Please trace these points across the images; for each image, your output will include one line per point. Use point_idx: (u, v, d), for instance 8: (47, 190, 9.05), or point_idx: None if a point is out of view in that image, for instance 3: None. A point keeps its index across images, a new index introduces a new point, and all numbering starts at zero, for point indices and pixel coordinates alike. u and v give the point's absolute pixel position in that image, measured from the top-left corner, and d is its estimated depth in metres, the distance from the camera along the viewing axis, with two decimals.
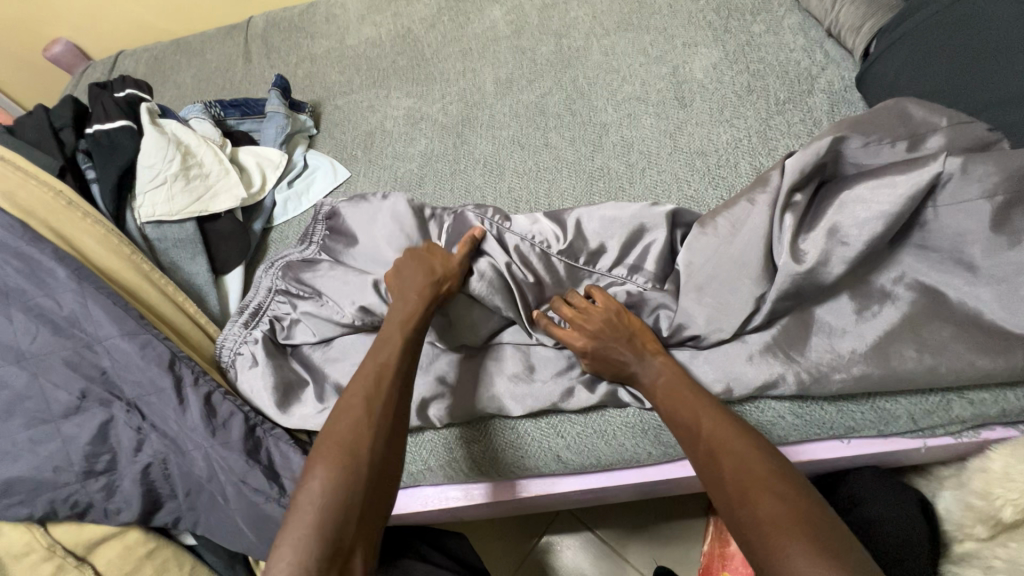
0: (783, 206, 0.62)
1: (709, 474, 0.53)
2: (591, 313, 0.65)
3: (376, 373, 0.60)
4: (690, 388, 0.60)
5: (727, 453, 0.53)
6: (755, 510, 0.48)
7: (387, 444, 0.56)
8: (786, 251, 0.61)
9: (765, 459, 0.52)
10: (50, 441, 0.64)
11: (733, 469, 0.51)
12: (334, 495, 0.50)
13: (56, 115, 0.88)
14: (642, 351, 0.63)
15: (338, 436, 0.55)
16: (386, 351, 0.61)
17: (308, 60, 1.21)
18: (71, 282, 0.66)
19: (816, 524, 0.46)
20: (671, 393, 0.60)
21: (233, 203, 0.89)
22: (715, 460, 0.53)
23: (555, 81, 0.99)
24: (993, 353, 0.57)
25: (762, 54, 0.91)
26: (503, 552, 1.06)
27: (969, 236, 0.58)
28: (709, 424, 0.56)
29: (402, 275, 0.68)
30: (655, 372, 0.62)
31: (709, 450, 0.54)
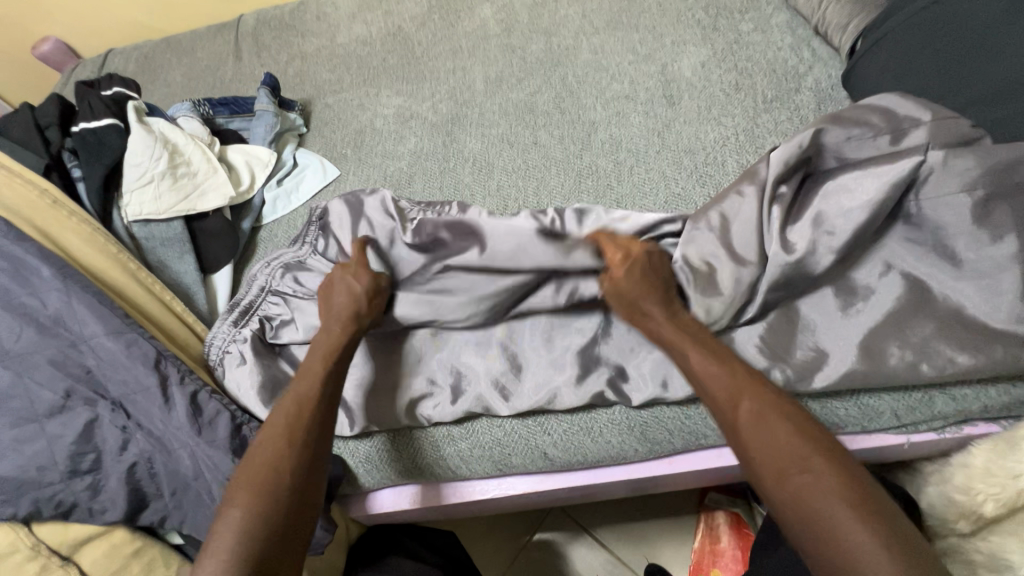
0: (770, 198, 0.63)
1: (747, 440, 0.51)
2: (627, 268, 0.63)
3: (297, 402, 0.60)
4: (718, 348, 0.58)
5: (768, 419, 0.51)
6: (800, 485, 0.47)
7: (308, 473, 0.57)
8: (775, 241, 0.62)
9: (809, 431, 0.50)
10: (35, 441, 0.64)
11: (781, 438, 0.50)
12: (252, 527, 0.52)
13: (41, 114, 0.87)
14: (673, 308, 0.61)
15: (260, 467, 0.56)
16: (307, 381, 0.62)
17: (299, 59, 1.21)
18: (55, 281, 0.66)
19: (866, 492, 0.46)
20: (701, 347, 0.58)
21: (221, 202, 0.89)
22: (759, 426, 0.51)
23: (544, 79, 0.99)
24: (973, 347, 0.57)
25: (750, 52, 0.91)
26: (494, 551, 1.06)
27: (953, 230, 0.59)
28: (749, 390, 0.53)
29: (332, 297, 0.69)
30: (683, 327, 0.60)
31: (750, 415, 0.52)
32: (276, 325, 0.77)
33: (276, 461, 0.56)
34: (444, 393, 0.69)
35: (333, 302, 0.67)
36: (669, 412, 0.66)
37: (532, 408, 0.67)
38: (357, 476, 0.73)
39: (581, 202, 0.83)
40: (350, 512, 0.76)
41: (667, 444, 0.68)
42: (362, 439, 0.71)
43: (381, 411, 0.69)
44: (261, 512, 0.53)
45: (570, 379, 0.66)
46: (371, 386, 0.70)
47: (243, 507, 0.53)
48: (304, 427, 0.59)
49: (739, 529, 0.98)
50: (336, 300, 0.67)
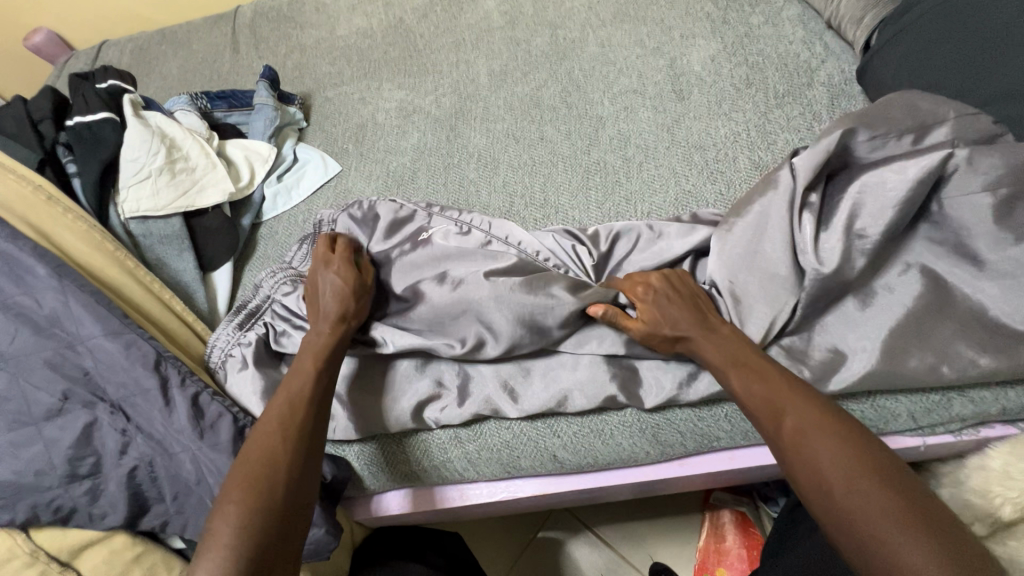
0: (799, 206, 0.63)
1: (794, 462, 0.49)
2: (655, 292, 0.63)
3: (291, 400, 0.59)
4: (761, 364, 0.56)
5: (817, 438, 0.49)
6: (852, 512, 0.45)
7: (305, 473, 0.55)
8: (810, 251, 0.60)
9: (862, 448, 0.48)
10: (32, 445, 0.62)
11: (831, 460, 0.47)
12: (250, 529, 0.50)
13: (34, 107, 0.85)
14: (709, 323, 0.60)
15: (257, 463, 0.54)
16: (299, 381, 0.60)
17: (298, 51, 1.18)
18: (51, 280, 0.64)
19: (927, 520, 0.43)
20: (741, 365, 0.56)
21: (220, 198, 0.87)
22: (806, 446, 0.49)
23: (550, 73, 0.97)
24: (994, 349, 0.56)
25: (761, 46, 0.89)
26: (497, 549, 1.05)
27: (974, 229, 0.58)
28: (795, 407, 0.51)
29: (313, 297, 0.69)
30: (721, 342, 0.58)
31: (797, 434, 0.50)
32: (278, 327, 0.75)
33: (271, 458, 0.54)
34: (451, 396, 0.68)
35: (323, 304, 0.67)
36: (681, 414, 0.65)
37: (543, 410, 0.66)
38: (362, 479, 0.71)
39: (589, 200, 0.82)
40: (354, 516, 0.75)
41: (679, 447, 0.67)
42: (367, 442, 0.70)
43: (387, 413, 0.68)
44: (259, 508, 0.51)
45: (582, 379, 0.65)
46: (377, 389, 0.69)
47: (238, 506, 0.51)
48: (301, 427, 0.57)
49: (745, 528, 0.97)
50: (325, 301, 0.67)
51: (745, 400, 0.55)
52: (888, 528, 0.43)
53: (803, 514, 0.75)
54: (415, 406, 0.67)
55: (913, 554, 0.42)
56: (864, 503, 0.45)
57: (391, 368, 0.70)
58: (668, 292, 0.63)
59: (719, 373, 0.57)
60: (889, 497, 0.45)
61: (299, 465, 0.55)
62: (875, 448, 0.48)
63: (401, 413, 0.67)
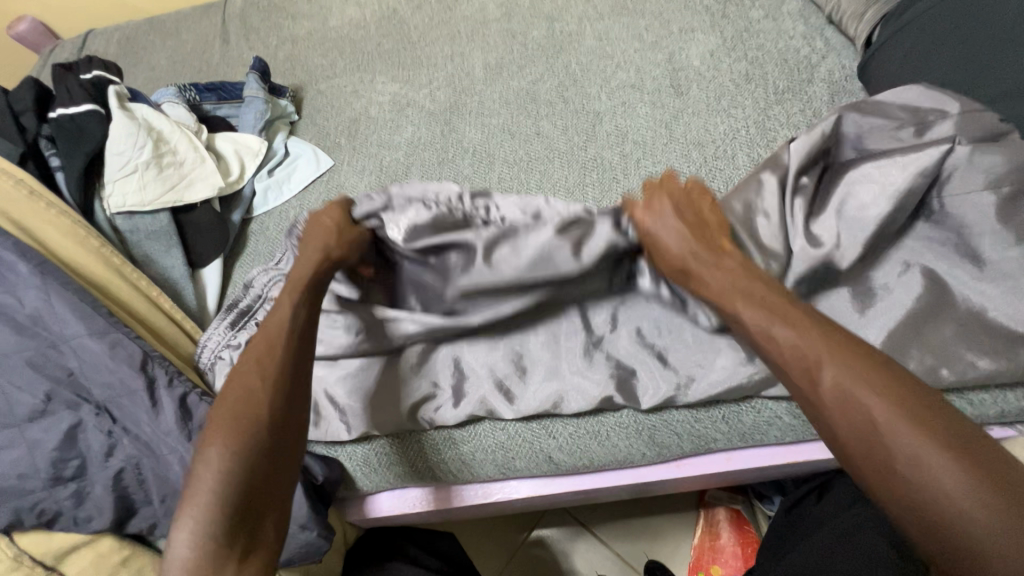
0: (802, 201, 0.62)
1: (836, 419, 0.44)
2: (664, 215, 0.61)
3: (260, 353, 0.55)
4: (784, 304, 0.50)
5: (860, 389, 0.43)
6: (909, 467, 0.40)
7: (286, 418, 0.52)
8: (803, 238, 0.60)
9: (907, 394, 0.42)
10: (15, 447, 0.61)
11: (880, 410, 0.42)
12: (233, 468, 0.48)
13: (15, 98, 0.82)
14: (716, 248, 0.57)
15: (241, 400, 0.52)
16: (275, 318, 0.58)
17: (289, 42, 1.16)
18: (33, 277, 0.62)
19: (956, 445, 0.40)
20: (747, 295, 0.52)
21: (210, 192, 0.85)
22: (850, 399, 0.43)
23: (546, 66, 0.96)
24: (993, 350, 0.56)
25: (761, 41, 0.88)
26: (491, 547, 1.04)
27: (977, 228, 0.58)
28: (829, 352, 0.46)
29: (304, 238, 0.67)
30: (722, 269, 0.55)
31: (837, 386, 0.44)
32: None
33: (253, 406, 0.52)
34: (446, 396, 0.67)
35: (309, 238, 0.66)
36: (679, 416, 0.65)
37: (539, 411, 0.65)
38: (356, 480, 0.70)
39: (585, 197, 0.81)
40: (348, 517, 0.74)
41: (675, 448, 0.66)
42: (360, 442, 0.69)
43: (380, 414, 0.66)
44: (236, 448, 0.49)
45: (581, 378, 0.64)
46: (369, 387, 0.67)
47: (217, 453, 0.48)
48: (262, 393, 0.52)
49: (739, 526, 0.97)
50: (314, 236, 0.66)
51: (769, 347, 0.49)
52: (953, 483, 0.38)
53: (799, 515, 0.75)
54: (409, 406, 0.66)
55: (982, 508, 0.37)
56: (924, 457, 0.40)
57: (384, 364, 0.68)
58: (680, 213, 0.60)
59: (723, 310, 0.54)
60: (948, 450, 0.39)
61: (279, 413, 0.52)
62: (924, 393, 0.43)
63: (393, 414, 0.66)
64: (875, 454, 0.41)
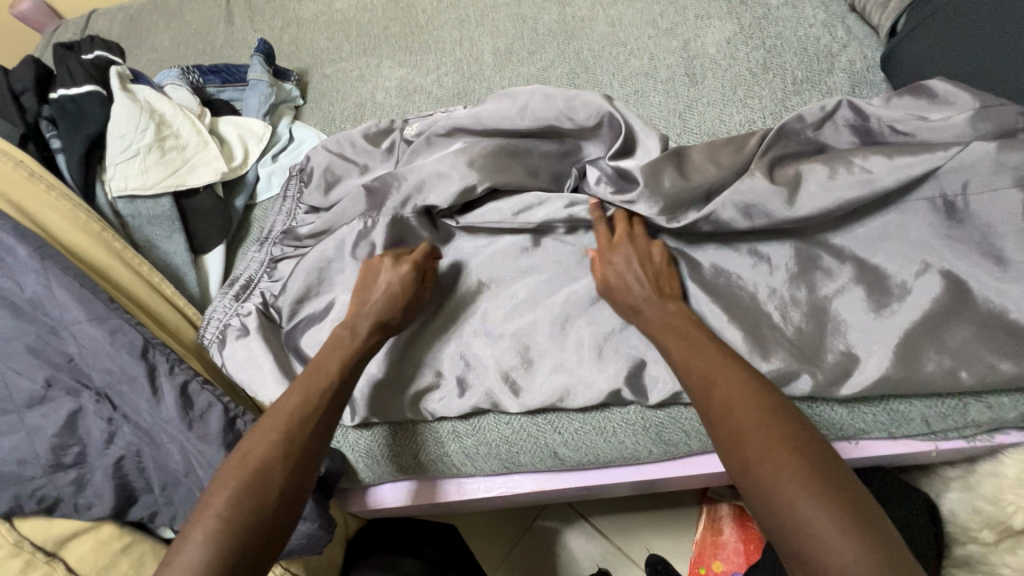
0: (824, 192, 0.60)
1: (721, 433, 0.49)
2: (618, 257, 0.63)
3: (285, 422, 0.55)
4: (701, 338, 0.56)
5: (743, 406, 0.49)
6: (770, 478, 0.44)
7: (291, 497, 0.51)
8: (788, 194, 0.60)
9: (785, 420, 0.48)
10: (15, 432, 0.61)
11: (753, 426, 0.47)
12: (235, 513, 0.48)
13: (16, 78, 0.80)
14: (662, 292, 0.61)
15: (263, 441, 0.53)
16: (316, 386, 0.58)
17: (295, 25, 1.13)
18: (32, 261, 0.61)
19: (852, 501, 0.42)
20: (677, 334, 0.57)
21: (212, 177, 0.83)
22: (729, 416, 0.49)
23: (557, 53, 0.93)
24: (1015, 352, 0.54)
25: (780, 29, 0.85)
26: (492, 537, 1.04)
27: (1001, 227, 0.56)
28: (724, 377, 0.51)
29: (363, 286, 0.66)
30: (667, 310, 0.59)
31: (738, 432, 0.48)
32: (275, 296, 0.74)
33: (267, 475, 0.51)
34: (450, 385, 0.66)
35: (371, 295, 0.64)
36: (688, 412, 0.63)
37: (544, 404, 0.64)
38: (357, 472, 0.70)
39: None
40: (348, 508, 0.73)
41: (682, 446, 0.65)
42: (363, 430, 0.69)
43: (381, 400, 0.66)
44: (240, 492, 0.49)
45: (587, 368, 0.63)
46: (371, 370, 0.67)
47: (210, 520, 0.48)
48: (285, 454, 0.52)
49: (742, 522, 0.97)
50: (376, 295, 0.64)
51: (682, 368, 0.55)
52: (801, 493, 0.42)
53: None
54: (411, 381, 0.66)
55: (824, 513, 0.41)
56: (785, 473, 0.44)
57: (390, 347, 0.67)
58: (636, 253, 0.63)
59: (655, 339, 0.58)
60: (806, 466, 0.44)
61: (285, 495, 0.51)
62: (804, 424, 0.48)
63: (393, 399, 0.65)
64: (743, 463, 0.46)
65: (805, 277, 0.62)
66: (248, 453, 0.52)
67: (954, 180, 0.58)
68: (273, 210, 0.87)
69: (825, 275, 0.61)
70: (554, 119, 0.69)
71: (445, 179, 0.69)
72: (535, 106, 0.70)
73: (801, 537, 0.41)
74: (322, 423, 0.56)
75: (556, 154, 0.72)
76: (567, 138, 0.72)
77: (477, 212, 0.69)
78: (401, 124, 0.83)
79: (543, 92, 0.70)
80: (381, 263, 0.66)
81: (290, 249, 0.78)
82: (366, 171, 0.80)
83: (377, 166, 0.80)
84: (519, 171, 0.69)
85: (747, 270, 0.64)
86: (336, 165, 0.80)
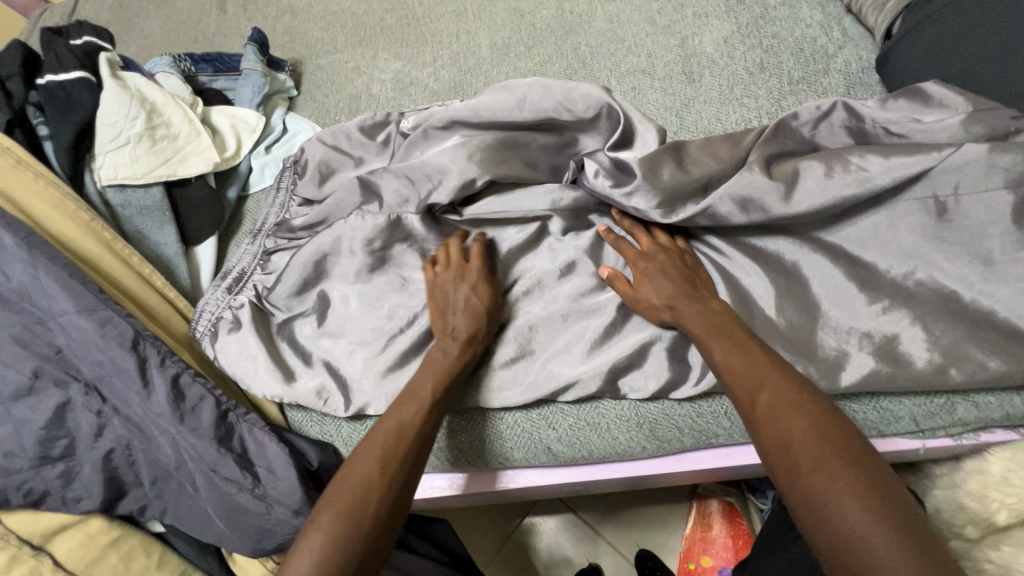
0: (820, 191, 0.60)
1: (765, 431, 0.49)
2: (649, 269, 0.63)
3: (384, 443, 0.55)
4: (742, 336, 0.55)
5: (789, 412, 0.48)
6: (819, 488, 0.44)
7: (394, 509, 0.52)
8: (784, 193, 0.61)
9: (831, 426, 0.47)
10: (1, 424, 0.59)
11: (801, 432, 0.47)
12: (328, 555, 0.47)
13: (2, 62, 0.78)
14: (700, 289, 0.61)
15: (354, 481, 0.52)
16: (410, 409, 0.58)
17: (289, 14, 1.12)
18: (19, 251, 0.59)
19: (902, 511, 0.41)
20: (722, 333, 0.56)
21: (204, 168, 0.82)
22: (775, 416, 0.49)
23: (555, 48, 0.93)
24: (1004, 352, 0.55)
25: (777, 29, 0.85)
26: (483, 533, 1.05)
27: (991, 228, 0.57)
28: (771, 379, 0.51)
29: (439, 309, 0.64)
30: (705, 307, 0.58)
31: (781, 430, 0.48)
32: (268, 288, 0.73)
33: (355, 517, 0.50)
34: None
35: (457, 319, 0.63)
36: (680, 409, 0.64)
37: (538, 398, 0.64)
38: None
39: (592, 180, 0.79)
40: None
41: (675, 442, 0.65)
42: (355, 424, 0.69)
43: (374, 392, 0.65)
44: (336, 538, 0.48)
45: (579, 365, 0.63)
46: (366, 364, 0.67)
47: (321, 531, 0.49)
48: (375, 496, 0.51)
49: (731, 518, 0.98)
50: (463, 317, 0.63)
51: (722, 366, 0.54)
52: (844, 497, 0.42)
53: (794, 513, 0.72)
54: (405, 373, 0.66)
55: (866, 517, 0.41)
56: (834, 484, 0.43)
57: (388, 340, 0.67)
58: (667, 264, 0.63)
59: (700, 340, 0.57)
60: (857, 478, 0.43)
61: (377, 521, 0.50)
62: (850, 428, 0.47)
63: (386, 392, 0.65)
64: (786, 459, 0.46)
65: (798, 276, 0.62)
66: (344, 489, 0.52)
67: (946, 181, 0.59)
68: (267, 201, 0.86)
69: (820, 274, 0.62)
70: (553, 111, 0.69)
71: (443, 174, 0.68)
72: (534, 98, 0.69)
73: (837, 537, 0.42)
74: (410, 470, 0.54)
75: (554, 148, 0.72)
76: (565, 131, 0.72)
77: (479, 204, 0.70)
78: (396, 115, 0.83)
79: (543, 85, 0.69)
80: (453, 281, 0.65)
81: (285, 241, 0.78)
82: (361, 164, 0.80)
83: (372, 158, 0.80)
84: (519, 164, 0.69)
85: (747, 271, 0.64)
86: (330, 157, 0.80)
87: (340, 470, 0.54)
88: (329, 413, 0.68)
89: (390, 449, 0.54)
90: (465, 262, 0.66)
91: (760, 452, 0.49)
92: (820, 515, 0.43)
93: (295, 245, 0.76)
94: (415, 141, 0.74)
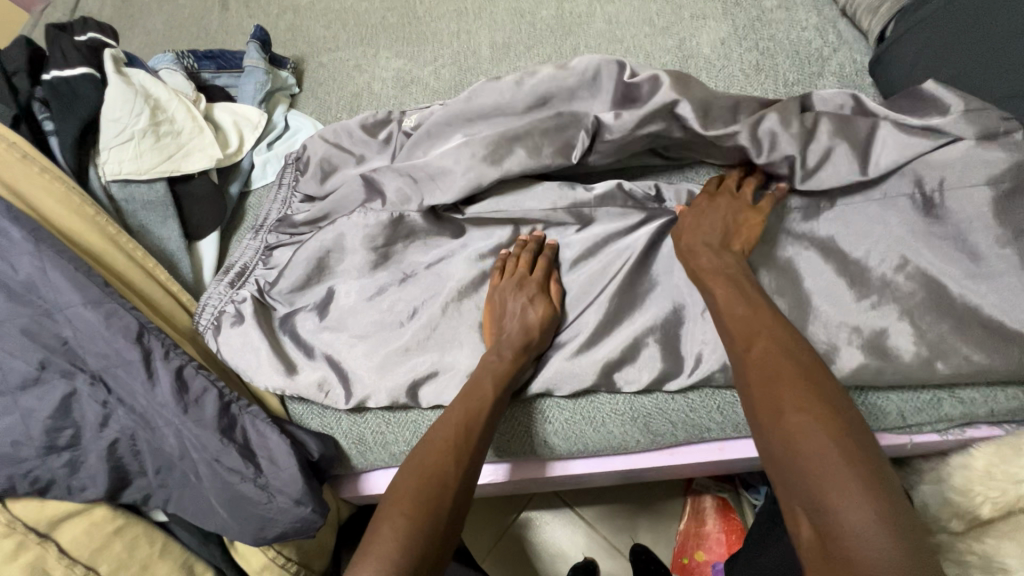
0: None
1: (752, 367, 0.51)
2: (705, 212, 0.65)
3: (455, 435, 0.57)
4: (750, 293, 0.58)
5: (777, 355, 0.50)
6: (795, 416, 0.46)
7: (462, 490, 0.55)
8: None
9: (818, 372, 0.49)
10: (8, 414, 0.61)
11: (788, 369, 0.49)
12: (414, 532, 0.50)
13: (8, 58, 0.79)
14: (729, 247, 0.62)
15: (433, 465, 0.55)
16: (475, 401, 0.60)
17: (291, 12, 1.13)
18: (26, 244, 0.60)
19: (865, 448, 0.43)
20: (732, 286, 0.59)
21: (207, 163, 0.83)
22: (766, 356, 0.51)
23: (555, 48, 0.94)
24: (989, 347, 0.57)
25: (773, 31, 0.87)
26: (480, 527, 1.06)
27: (977, 225, 0.59)
28: (768, 329, 0.53)
29: (495, 315, 0.67)
30: (723, 262, 0.61)
31: (767, 368, 0.50)
32: (270, 283, 0.74)
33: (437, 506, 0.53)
34: (444, 377, 0.67)
35: (511, 326, 0.65)
36: (674, 403, 0.65)
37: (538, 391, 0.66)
38: (350, 458, 0.72)
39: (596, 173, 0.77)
40: (342, 493, 0.76)
41: (668, 436, 0.67)
42: (355, 417, 0.70)
43: (374, 385, 0.67)
44: (415, 518, 0.51)
45: (575, 359, 0.65)
46: (366, 357, 0.68)
47: (404, 518, 0.51)
48: (452, 478, 0.55)
49: (725, 513, 1.00)
50: (514, 324, 0.65)
51: (725, 314, 0.57)
52: (811, 423, 0.45)
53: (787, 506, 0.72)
54: (404, 368, 0.67)
55: (825, 442, 0.43)
56: (812, 432, 0.44)
57: (388, 334, 0.69)
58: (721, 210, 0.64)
59: (709, 287, 0.60)
60: (835, 428, 0.44)
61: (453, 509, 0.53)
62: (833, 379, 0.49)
63: (386, 386, 0.66)
64: (765, 390, 0.49)
65: (791, 273, 0.64)
66: (420, 473, 0.55)
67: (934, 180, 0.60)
68: (269, 196, 0.87)
69: (812, 271, 0.63)
70: (552, 88, 0.71)
71: (444, 171, 0.70)
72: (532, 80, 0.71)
73: (795, 456, 0.44)
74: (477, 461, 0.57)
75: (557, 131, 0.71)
76: (562, 109, 0.71)
77: (482, 204, 0.72)
78: (397, 114, 0.84)
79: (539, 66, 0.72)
80: (512, 288, 0.66)
81: (287, 236, 0.79)
82: (363, 161, 0.81)
83: (373, 155, 0.81)
84: (524, 158, 0.69)
85: None
86: (331, 154, 0.81)
87: (412, 454, 0.57)
88: (328, 404, 0.69)
89: (462, 439, 0.57)
90: (525, 270, 0.67)
91: (744, 388, 0.51)
92: (786, 437, 0.45)
93: (297, 241, 0.77)
94: (416, 139, 0.75)
